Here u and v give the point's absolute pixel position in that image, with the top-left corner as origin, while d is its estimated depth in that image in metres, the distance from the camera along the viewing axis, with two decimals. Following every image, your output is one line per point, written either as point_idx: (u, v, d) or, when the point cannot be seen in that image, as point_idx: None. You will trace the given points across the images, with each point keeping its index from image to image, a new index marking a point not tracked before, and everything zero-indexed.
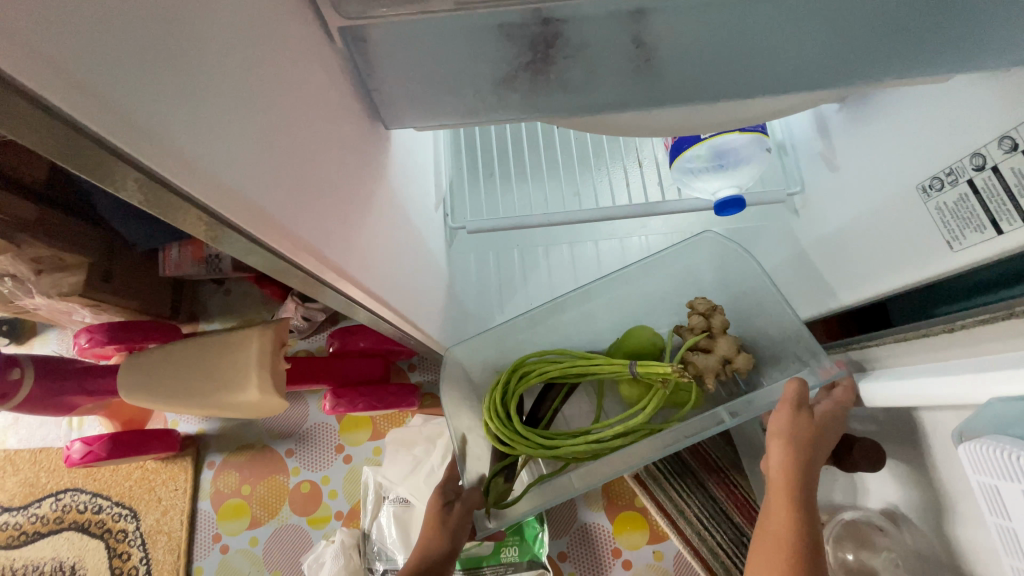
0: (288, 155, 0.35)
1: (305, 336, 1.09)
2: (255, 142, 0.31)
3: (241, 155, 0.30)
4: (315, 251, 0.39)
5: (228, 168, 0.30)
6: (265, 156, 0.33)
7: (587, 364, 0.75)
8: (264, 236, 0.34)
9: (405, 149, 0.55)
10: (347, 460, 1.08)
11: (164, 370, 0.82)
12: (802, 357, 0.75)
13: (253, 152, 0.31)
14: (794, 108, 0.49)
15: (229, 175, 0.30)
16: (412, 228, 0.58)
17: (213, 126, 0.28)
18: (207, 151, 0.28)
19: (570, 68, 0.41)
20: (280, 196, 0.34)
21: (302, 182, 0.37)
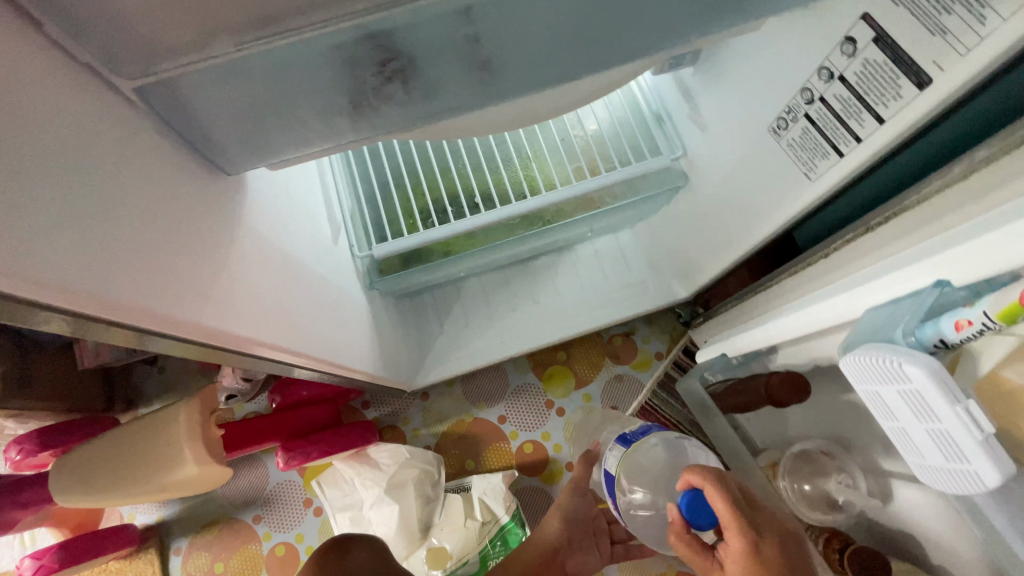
0: (137, 236, 0.35)
1: (250, 399, 1.07)
2: (102, 241, 0.31)
3: (87, 257, 0.30)
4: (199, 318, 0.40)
5: (83, 274, 0.30)
6: (112, 244, 0.32)
7: (481, 176, 0.86)
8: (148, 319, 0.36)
9: (274, 190, 0.55)
10: (317, 512, 1.06)
11: (89, 469, 0.78)
12: (710, 240, 0.84)
13: (106, 254, 0.32)
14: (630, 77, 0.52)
15: (82, 280, 0.30)
16: (302, 269, 0.58)
17: (62, 239, 0.28)
18: (63, 267, 0.29)
19: (398, 85, 0.41)
20: (136, 278, 0.34)
21: (155, 254, 0.36)
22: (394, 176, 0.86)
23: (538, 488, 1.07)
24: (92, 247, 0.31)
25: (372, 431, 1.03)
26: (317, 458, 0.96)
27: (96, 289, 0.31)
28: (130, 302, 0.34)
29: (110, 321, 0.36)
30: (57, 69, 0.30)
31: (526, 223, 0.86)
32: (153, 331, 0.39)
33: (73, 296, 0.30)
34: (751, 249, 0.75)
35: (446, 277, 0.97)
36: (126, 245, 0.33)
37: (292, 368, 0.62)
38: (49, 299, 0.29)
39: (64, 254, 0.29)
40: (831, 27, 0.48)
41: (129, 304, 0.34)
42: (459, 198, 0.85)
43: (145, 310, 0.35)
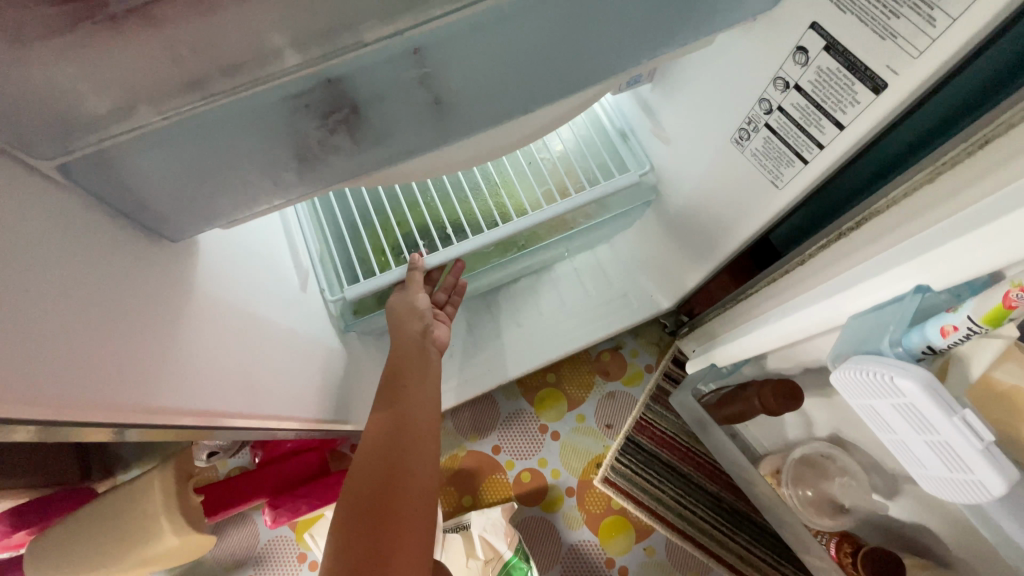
0: (84, 328, 0.33)
1: (233, 454, 1.03)
2: (31, 335, 0.29)
3: (19, 360, 0.28)
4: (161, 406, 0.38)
5: (10, 378, 0.27)
6: (45, 335, 0.30)
7: (450, 206, 0.84)
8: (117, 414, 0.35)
9: (230, 247, 0.53)
10: (312, 566, 1.02)
11: (56, 551, 0.73)
12: (687, 249, 0.83)
13: (38, 349, 0.29)
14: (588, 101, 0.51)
15: (12, 382, 0.28)
16: (267, 325, 0.56)
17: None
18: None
19: (347, 135, 0.40)
20: (80, 369, 0.32)
21: (103, 338, 0.34)
22: (361, 214, 0.84)
23: (540, 517, 1.04)
24: (20, 343, 0.28)
25: None
26: (308, 511, 0.92)
27: (30, 392, 0.29)
28: (67, 397, 0.31)
29: (70, 422, 0.33)
30: None
31: (501, 250, 0.84)
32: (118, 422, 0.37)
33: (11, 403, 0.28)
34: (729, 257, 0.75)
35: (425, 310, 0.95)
36: (65, 333, 0.31)
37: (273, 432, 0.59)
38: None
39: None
40: (782, 38, 0.48)
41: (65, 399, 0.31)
42: (430, 231, 0.84)
43: (92, 403, 0.33)
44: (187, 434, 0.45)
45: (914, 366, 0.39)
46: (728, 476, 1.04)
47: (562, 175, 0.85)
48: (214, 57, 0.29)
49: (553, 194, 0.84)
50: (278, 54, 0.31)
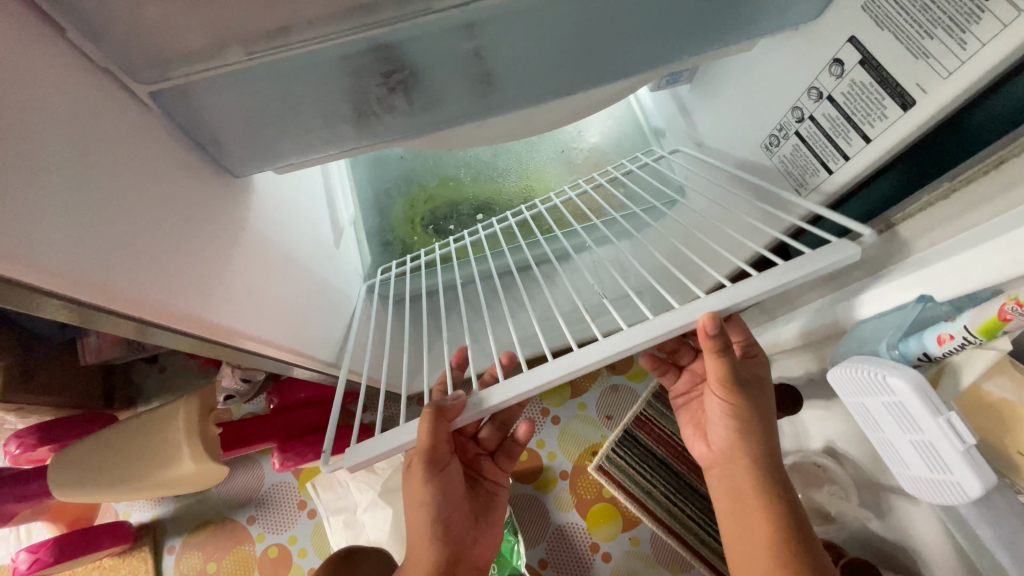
0: (146, 233, 0.36)
1: (248, 399, 1.08)
2: (106, 233, 0.33)
3: (89, 244, 0.31)
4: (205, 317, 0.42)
5: (79, 259, 0.31)
6: (114, 233, 0.33)
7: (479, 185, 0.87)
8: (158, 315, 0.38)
9: (280, 194, 0.57)
10: (311, 514, 1.06)
11: (88, 463, 0.79)
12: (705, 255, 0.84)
13: (108, 243, 0.33)
14: (626, 89, 0.54)
15: (91, 271, 0.31)
16: (303, 270, 0.60)
17: (68, 232, 0.30)
18: (62, 251, 0.29)
19: (402, 95, 0.43)
20: (140, 269, 0.35)
21: (161, 247, 0.38)
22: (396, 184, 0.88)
23: (532, 496, 1.07)
24: (93, 235, 0.32)
25: (370, 435, 1.04)
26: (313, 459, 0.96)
27: (101, 279, 0.32)
28: (126, 292, 0.34)
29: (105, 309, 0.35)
30: (71, 75, 0.31)
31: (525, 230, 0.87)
32: (155, 322, 0.39)
33: (77, 283, 0.31)
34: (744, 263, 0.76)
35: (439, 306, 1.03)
36: (129, 234, 0.35)
37: (291, 371, 0.63)
38: (44, 283, 0.29)
39: (70, 242, 0.30)
40: (822, 49, 0.50)
41: (128, 294, 0.34)
42: (459, 206, 0.87)
43: (149, 305, 0.37)
44: (216, 353, 0.49)
45: (909, 368, 0.41)
46: None
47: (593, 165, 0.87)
48: (296, 8, 0.33)
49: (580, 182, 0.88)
50: (352, 13, 0.34)
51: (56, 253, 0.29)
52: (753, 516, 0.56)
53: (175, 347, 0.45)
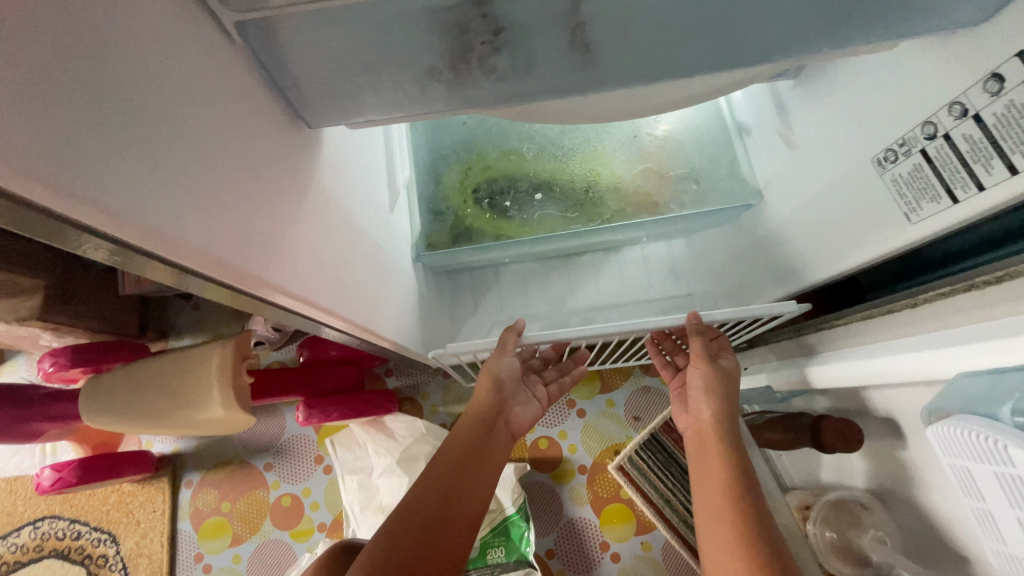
0: (219, 182, 0.33)
1: (278, 348, 1.09)
2: (175, 174, 0.29)
3: (158, 189, 0.28)
4: (269, 278, 0.39)
5: (148, 202, 0.27)
6: (179, 173, 0.30)
7: (537, 162, 0.81)
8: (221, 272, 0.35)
9: (348, 148, 0.54)
10: (327, 470, 1.07)
11: (124, 395, 0.79)
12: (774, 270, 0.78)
13: (169, 183, 0.29)
14: (737, 81, 0.48)
15: (150, 212, 0.28)
16: (360, 234, 0.57)
17: (135, 167, 0.26)
18: (132, 196, 0.26)
19: (501, 58, 0.38)
20: (203, 214, 0.32)
21: (224, 194, 0.34)
22: (455, 151, 0.83)
23: (546, 485, 1.06)
24: (163, 179, 0.28)
25: (394, 401, 1.04)
26: (337, 418, 0.96)
27: (160, 221, 0.28)
28: (189, 240, 0.31)
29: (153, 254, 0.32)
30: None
31: (584, 217, 0.81)
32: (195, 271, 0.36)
33: (130, 224, 0.27)
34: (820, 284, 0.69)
35: (475, 284, 1.00)
36: (201, 182, 0.31)
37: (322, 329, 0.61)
38: (105, 226, 0.27)
39: (127, 177, 0.26)
40: (975, 60, 0.44)
41: (191, 244, 0.31)
42: (518, 180, 0.82)
43: (214, 258, 0.33)
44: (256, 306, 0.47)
45: None
46: None
47: (664, 156, 0.80)
48: None
49: (651, 173, 0.80)
50: None
51: (111, 185, 0.25)
52: (712, 469, 0.59)
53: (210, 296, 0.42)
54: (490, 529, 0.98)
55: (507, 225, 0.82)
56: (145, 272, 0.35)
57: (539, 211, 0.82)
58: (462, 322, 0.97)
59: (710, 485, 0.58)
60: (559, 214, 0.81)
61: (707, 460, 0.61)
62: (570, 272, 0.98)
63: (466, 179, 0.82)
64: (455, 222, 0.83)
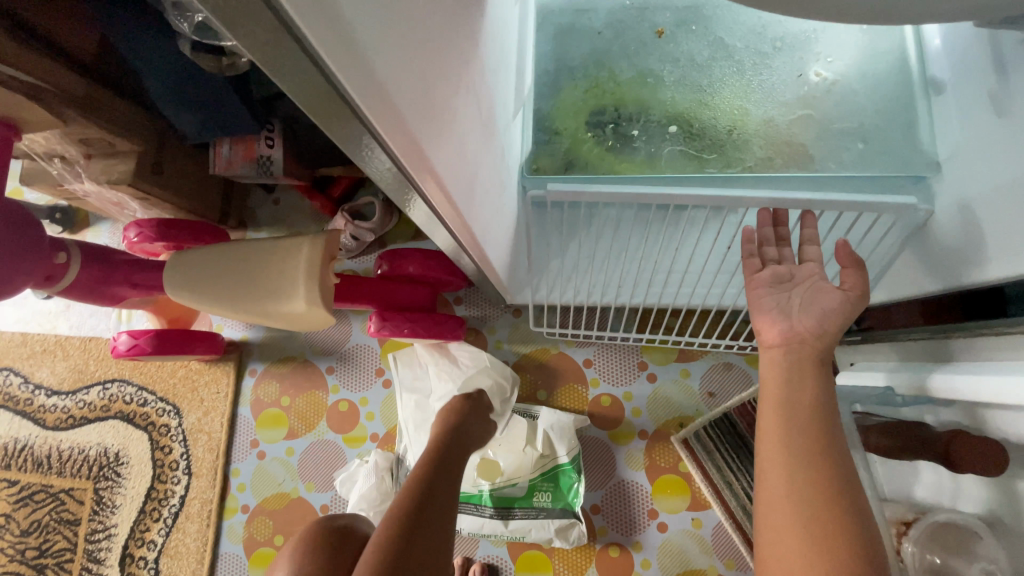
0: (410, 13, 0.30)
1: (354, 256, 1.07)
2: None
3: None
4: (418, 141, 0.36)
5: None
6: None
7: (675, 92, 0.71)
8: (376, 114, 0.32)
9: (499, 31, 0.49)
10: (385, 385, 1.06)
11: (212, 275, 0.78)
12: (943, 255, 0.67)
13: None
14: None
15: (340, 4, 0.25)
16: (497, 135, 0.52)
17: None
18: None
19: None
20: (391, 44, 0.30)
21: (415, 38, 0.31)
22: (580, 67, 0.73)
23: (603, 442, 1.02)
24: None
25: (463, 329, 1.01)
26: (407, 335, 0.93)
27: (344, 19, 0.26)
28: (364, 56, 0.28)
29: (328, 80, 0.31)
30: None
31: (720, 160, 0.68)
32: (355, 114, 0.34)
33: (322, 11, 0.25)
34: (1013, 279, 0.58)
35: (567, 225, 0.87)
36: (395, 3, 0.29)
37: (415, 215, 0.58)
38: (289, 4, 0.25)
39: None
40: None
41: (370, 64, 0.29)
42: (649, 109, 0.71)
43: (378, 88, 0.30)
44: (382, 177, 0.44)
45: None
46: None
47: (827, 104, 0.69)
48: None
49: (809, 121, 0.69)
50: None
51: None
52: (799, 387, 0.58)
53: (347, 153, 0.40)
54: (541, 473, 0.99)
55: (627, 164, 0.69)
56: (301, 103, 0.33)
57: (666, 147, 0.70)
58: (543, 262, 0.91)
59: (792, 400, 0.57)
60: (688, 151, 0.69)
61: (796, 379, 0.59)
62: (675, 227, 0.86)
63: (589, 100, 0.72)
64: (564, 146, 0.72)
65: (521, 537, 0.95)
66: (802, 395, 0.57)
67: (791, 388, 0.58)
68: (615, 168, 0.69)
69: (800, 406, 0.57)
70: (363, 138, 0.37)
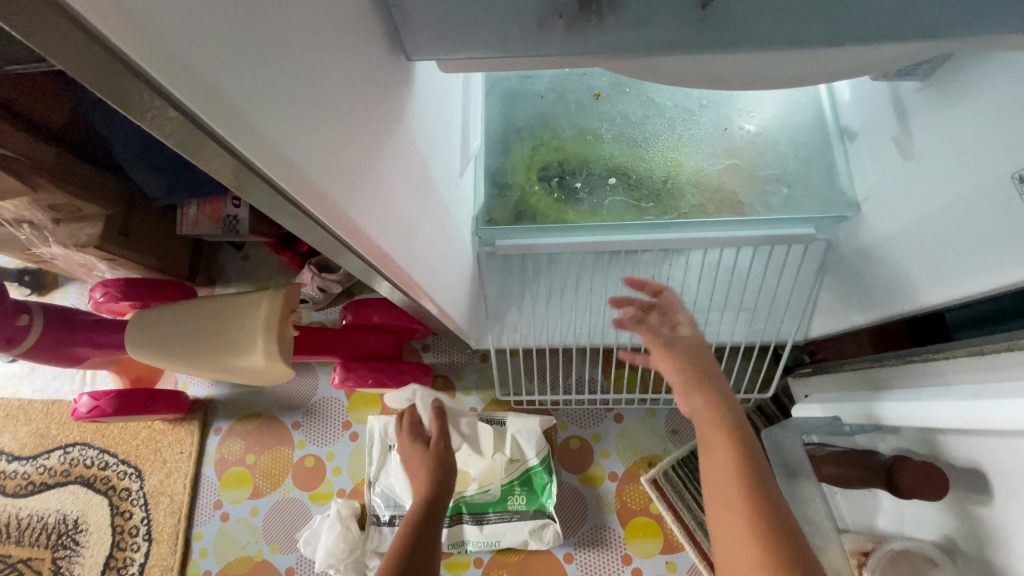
0: (326, 111, 0.34)
1: (320, 308, 1.09)
2: (290, 93, 0.31)
3: (273, 104, 0.30)
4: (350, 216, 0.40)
5: (263, 114, 0.29)
6: (274, 76, 0.29)
7: (615, 147, 0.77)
8: (310, 200, 0.36)
9: (432, 98, 0.54)
10: (352, 437, 1.05)
11: (168, 332, 0.79)
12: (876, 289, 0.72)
13: (285, 101, 0.31)
14: (871, 69, 0.45)
15: (261, 124, 0.29)
16: (435, 193, 0.56)
17: (255, 81, 0.28)
18: (251, 108, 0.28)
19: (622, 6, 0.38)
20: (289, 121, 0.31)
21: (314, 113, 0.33)
22: (526, 126, 0.79)
23: (573, 487, 1.01)
24: (278, 94, 0.30)
25: (429, 375, 1.02)
26: (372, 385, 0.95)
27: (266, 135, 0.30)
28: (288, 157, 0.32)
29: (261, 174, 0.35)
30: None
31: (659, 208, 0.74)
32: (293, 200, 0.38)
33: (249, 137, 0.29)
34: (934, 308, 0.62)
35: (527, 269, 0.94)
36: (310, 109, 0.33)
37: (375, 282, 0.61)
38: (220, 130, 0.28)
39: (227, 64, 0.26)
40: None
41: (300, 170, 0.33)
42: (590, 163, 0.76)
43: (306, 180, 0.34)
44: (327, 245, 0.48)
45: None
46: None
47: (754, 155, 0.74)
48: None
49: (737, 169, 0.74)
50: None
51: (244, 98, 0.27)
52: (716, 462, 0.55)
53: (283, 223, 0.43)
54: (513, 478, 0.99)
55: (575, 214, 0.74)
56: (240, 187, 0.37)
57: (608, 197, 0.75)
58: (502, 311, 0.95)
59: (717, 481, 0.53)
60: (628, 203, 0.74)
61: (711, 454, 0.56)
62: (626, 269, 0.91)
63: (535, 156, 0.78)
64: (517, 199, 0.77)
65: (495, 545, 0.96)
66: (722, 469, 0.54)
67: (712, 468, 0.55)
68: (563, 217, 0.74)
69: (723, 478, 0.53)
70: (301, 212, 0.41)
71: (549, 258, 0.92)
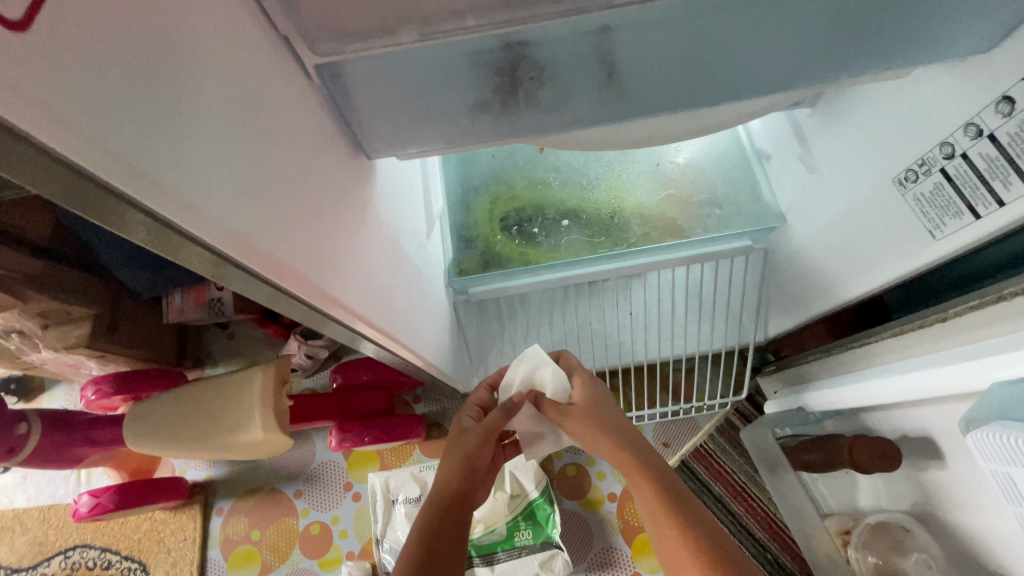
0: (296, 207, 0.41)
1: (310, 375, 1.12)
2: (267, 200, 0.37)
3: (256, 213, 0.36)
4: (329, 292, 0.45)
5: (250, 224, 0.35)
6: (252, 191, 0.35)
7: (565, 192, 0.85)
8: (295, 284, 0.42)
9: (391, 175, 0.61)
10: (355, 497, 1.07)
11: (167, 423, 0.82)
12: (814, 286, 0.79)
13: (264, 209, 0.37)
14: (758, 110, 0.54)
15: (248, 231, 0.35)
16: (404, 258, 0.62)
17: (238, 199, 0.34)
18: (240, 221, 0.34)
19: (540, 88, 0.46)
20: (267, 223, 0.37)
21: (282, 208, 0.39)
22: (482, 183, 0.87)
23: (576, 514, 1.04)
24: (258, 203, 0.36)
25: (423, 427, 1.04)
26: (369, 443, 0.98)
27: (253, 240, 0.36)
28: (272, 254, 0.38)
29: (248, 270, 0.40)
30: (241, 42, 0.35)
31: (610, 241, 0.82)
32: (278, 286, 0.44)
33: (242, 245, 0.35)
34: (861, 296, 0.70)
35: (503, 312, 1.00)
36: (284, 209, 0.39)
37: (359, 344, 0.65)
38: (220, 243, 0.34)
39: (209, 184, 0.31)
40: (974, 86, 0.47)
41: (282, 262, 0.39)
42: (543, 209, 0.84)
43: (288, 269, 0.40)
44: (314, 318, 0.53)
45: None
46: (781, 527, 0.98)
47: (687, 183, 0.83)
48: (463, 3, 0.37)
49: (674, 198, 0.83)
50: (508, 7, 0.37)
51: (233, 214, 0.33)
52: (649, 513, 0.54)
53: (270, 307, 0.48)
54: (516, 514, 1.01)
55: (537, 256, 0.81)
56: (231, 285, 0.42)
57: (565, 237, 0.83)
58: (484, 353, 1.00)
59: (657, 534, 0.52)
60: (584, 241, 0.82)
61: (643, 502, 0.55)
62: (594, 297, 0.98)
63: (493, 209, 0.85)
64: (483, 250, 0.83)
65: None
66: (659, 524, 0.53)
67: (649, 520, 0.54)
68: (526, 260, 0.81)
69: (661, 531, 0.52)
70: (283, 295, 0.46)
71: (521, 298, 0.99)
